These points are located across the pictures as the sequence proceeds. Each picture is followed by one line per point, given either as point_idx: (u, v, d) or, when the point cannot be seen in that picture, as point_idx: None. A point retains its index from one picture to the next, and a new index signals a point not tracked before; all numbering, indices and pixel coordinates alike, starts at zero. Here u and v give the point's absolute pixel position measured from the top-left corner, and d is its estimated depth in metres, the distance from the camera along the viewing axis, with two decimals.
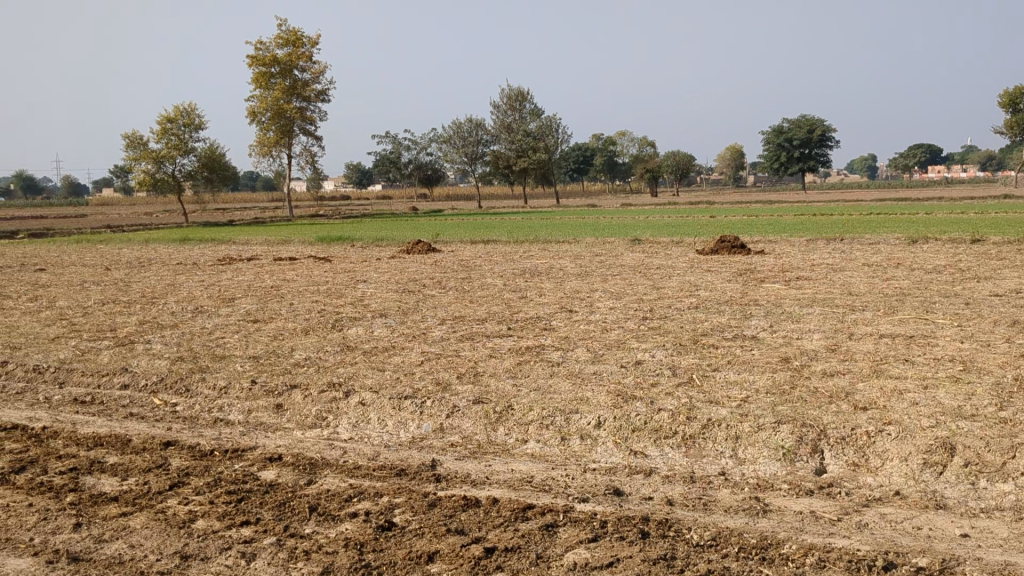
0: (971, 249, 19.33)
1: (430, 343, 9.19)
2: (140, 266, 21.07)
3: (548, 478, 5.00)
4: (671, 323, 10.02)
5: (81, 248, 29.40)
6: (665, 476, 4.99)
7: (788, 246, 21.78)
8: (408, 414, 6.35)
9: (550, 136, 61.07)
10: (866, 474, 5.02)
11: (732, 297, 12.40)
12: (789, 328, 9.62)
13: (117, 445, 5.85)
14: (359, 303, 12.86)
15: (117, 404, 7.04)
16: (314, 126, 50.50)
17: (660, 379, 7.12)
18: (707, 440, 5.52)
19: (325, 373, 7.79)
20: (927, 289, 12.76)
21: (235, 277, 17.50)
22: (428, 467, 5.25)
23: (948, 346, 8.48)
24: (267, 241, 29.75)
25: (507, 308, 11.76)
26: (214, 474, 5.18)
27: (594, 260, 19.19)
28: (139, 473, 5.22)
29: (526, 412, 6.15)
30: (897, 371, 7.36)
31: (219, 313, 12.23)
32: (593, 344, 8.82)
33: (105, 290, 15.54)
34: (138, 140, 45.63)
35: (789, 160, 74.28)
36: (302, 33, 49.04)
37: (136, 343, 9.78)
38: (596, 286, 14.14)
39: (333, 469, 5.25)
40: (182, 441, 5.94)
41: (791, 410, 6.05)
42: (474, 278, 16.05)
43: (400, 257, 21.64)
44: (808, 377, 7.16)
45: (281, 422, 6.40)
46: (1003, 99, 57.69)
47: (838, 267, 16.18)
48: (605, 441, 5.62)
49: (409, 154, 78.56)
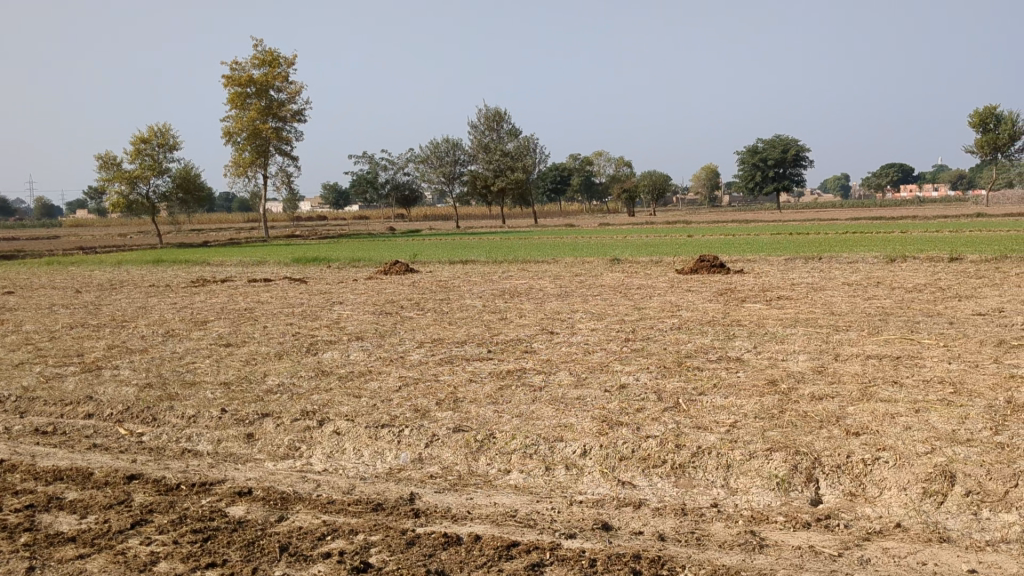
0: (949, 267, 19.28)
1: (408, 368, 8.91)
2: (111, 288, 20.65)
3: (532, 512, 4.75)
4: (654, 345, 9.81)
5: (51, 269, 28.86)
6: (656, 508, 4.76)
7: (766, 266, 21.70)
8: (384, 444, 6.09)
9: (527, 157, 60.42)
10: (865, 505, 4.81)
11: (714, 317, 12.23)
12: (773, 349, 9.44)
13: (77, 479, 5.56)
14: (333, 325, 12.59)
15: (80, 435, 6.73)
16: (290, 146, 50.18)
17: (645, 404, 6.88)
18: (697, 469, 5.30)
19: (299, 400, 7.51)
20: (909, 308, 12.65)
21: (208, 299, 17.17)
22: (406, 500, 5.00)
23: (935, 367, 8.31)
24: (242, 262, 29.35)
25: (486, 330, 11.51)
26: (179, 511, 4.90)
27: (574, 280, 19.05)
28: (99, 510, 4.92)
29: (508, 440, 5.90)
30: (887, 394, 7.16)
31: (190, 337, 11.89)
32: (575, 367, 8.60)
33: (74, 314, 15.15)
34: (112, 160, 45.13)
35: (764, 180, 74.56)
36: (278, 53, 48.80)
37: (103, 369, 9.46)
38: (576, 306, 13.94)
39: (306, 504, 4.98)
40: (147, 474, 5.65)
41: (782, 436, 5.84)
42: (453, 298, 15.84)
43: (377, 277, 21.41)
44: (796, 401, 6.94)
45: (251, 453, 6.13)
46: (974, 118, 58.27)
47: (819, 287, 16.06)
48: (591, 470, 5.39)
49: (387, 174, 78.42)
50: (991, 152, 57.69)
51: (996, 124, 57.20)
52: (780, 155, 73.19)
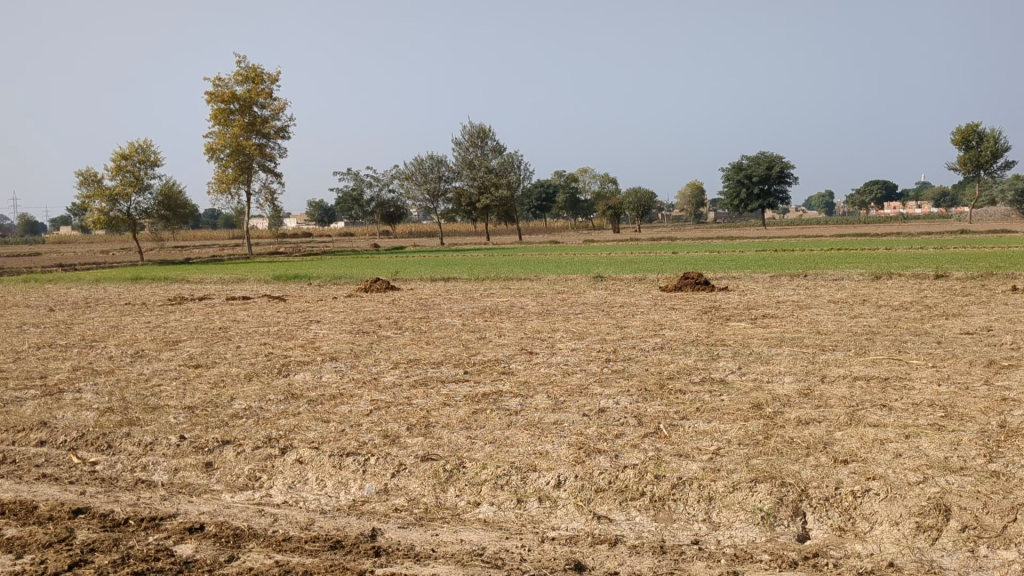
0: (936, 284, 19.11)
1: (380, 390, 8.56)
2: (87, 306, 20.32)
3: (501, 550, 4.45)
4: (634, 366, 9.54)
5: (29, 286, 28.41)
6: (632, 546, 4.46)
7: (750, 283, 21.47)
8: (349, 474, 5.77)
9: (511, 173, 60.55)
10: (855, 541, 4.53)
11: (697, 337, 11.95)
12: (757, 370, 9.17)
13: (20, 513, 5.22)
14: (308, 345, 12.23)
15: (30, 464, 6.37)
16: (273, 162, 49.81)
17: (625, 429, 6.58)
18: (677, 502, 5.00)
19: (264, 425, 7.19)
20: (896, 327, 12.44)
21: (183, 318, 16.83)
22: (367, 537, 4.69)
23: (925, 389, 8.03)
24: (223, 280, 29.00)
25: (464, 351, 11.18)
26: (123, 550, 4.57)
27: (556, 297, 18.82)
28: (36, 549, 4.59)
29: (478, 471, 5.59)
30: (876, 418, 6.88)
31: (160, 357, 11.54)
32: (553, 390, 8.28)
33: (45, 333, 14.76)
34: (92, 177, 44.60)
35: (749, 196, 74.58)
36: (261, 69, 48.49)
37: (65, 392, 9.07)
38: (557, 325, 13.65)
39: (259, 541, 4.66)
40: (95, 508, 5.31)
41: (767, 464, 5.56)
42: (432, 317, 15.53)
43: (356, 295, 21.10)
44: (782, 427, 6.64)
45: (209, 484, 5.79)
46: (956, 136, 58.45)
47: (804, 304, 15.87)
48: (565, 504, 5.08)
49: (372, 191, 78.26)
50: (974, 168, 57.76)
51: (978, 141, 57.33)
52: (764, 171, 73.19)
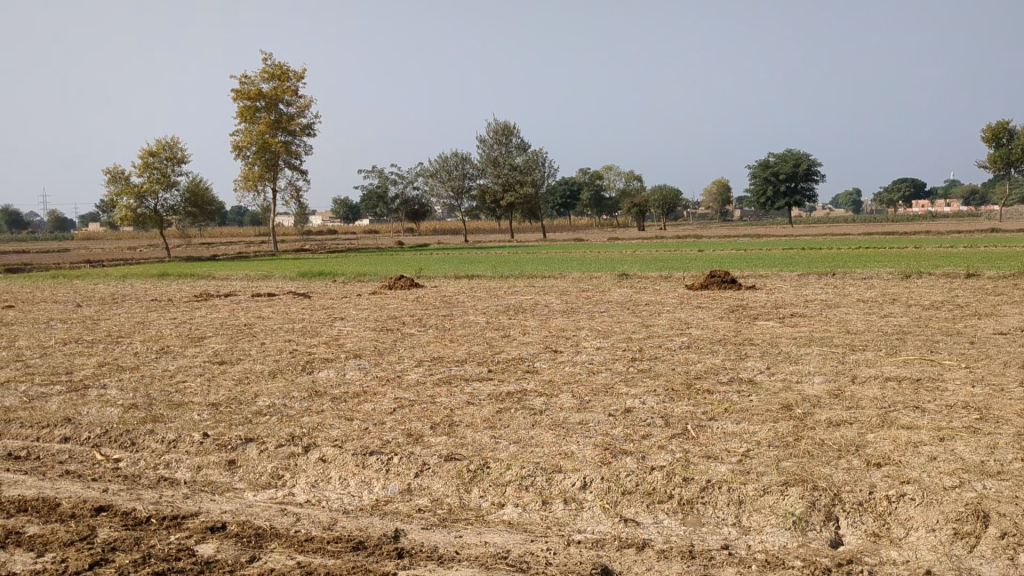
0: (967, 283, 18.84)
1: (405, 389, 8.49)
2: (114, 302, 20.41)
3: (526, 553, 4.36)
4: (661, 365, 9.43)
5: (58, 282, 28.65)
6: (661, 551, 4.36)
7: (778, 281, 21.23)
8: (372, 473, 5.70)
9: (536, 171, 60.32)
10: (890, 548, 4.40)
11: (725, 335, 11.84)
12: (787, 370, 9.04)
13: (42, 510, 5.19)
14: (332, 342, 12.19)
15: (54, 461, 6.36)
16: (299, 159, 49.94)
17: (652, 430, 6.47)
18: (706, 506, 4.90)
19: (288, 423, 7.13)
20: (927, 326, 12.27)
21: (209, 314, 16.88)
22: (390, 538, 4.62)
23: (960, 390, 7.88)
24: (248, 276, 29.11)
25: (488, 349, 11.08)
26: (143, 549, 4.52)
27: (581, 295, 18.75)
28: (58, 548, 4.55)
29: (502, 472, 5.51)
30: (908, 420, 6.73)
31: (185, 354, 11.55)
32: (579, 389, 8.17)
33: (71, 329, 14.81)
34: (120, 174, 44.91)
35: (776, 194, 74.12)
36: (288, 67, 48.61)
37: (90, 388, 9.08)
38: (583, 323, 13.58)
39: (282, 541, 4.61)
40: (116, 506, 5.27)
41: (798, 466, 5.45)
42: (456, 314, 15.48)
43: (381, 292, 21.13)
44: (812, 428, 6.51)
45: (232, 482, 5.74)
46: (987, 133, 57.80)
47: (833, 303, 15.71)
48: (592, 506, 4.99)
49: (397, 189, 78.32)
50: (1004, 166, 57.06)
51: (1009, 139, 56.65)
52: (791, 169, 72.69)
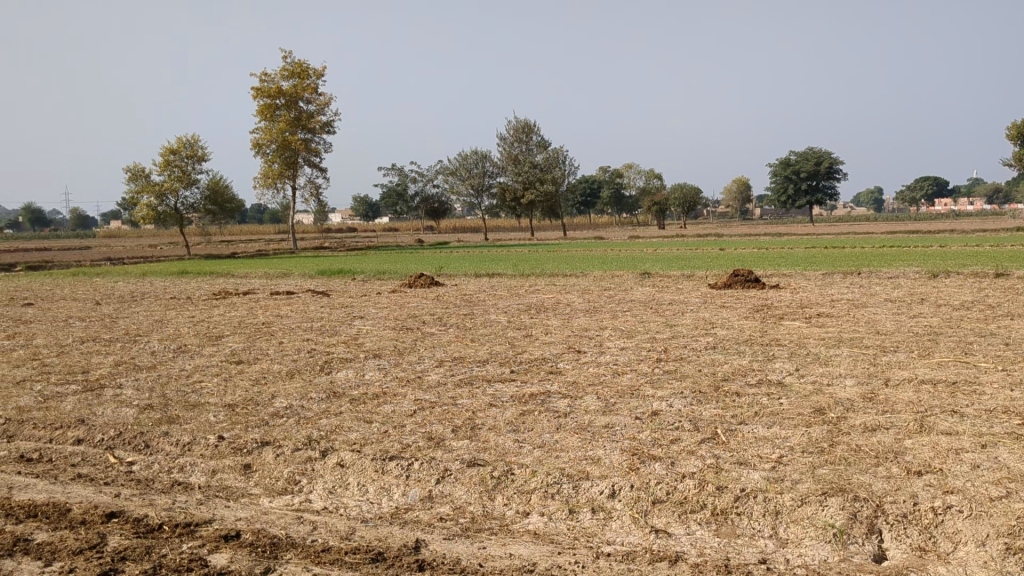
0: (997, 283, 18.47)
1: (426, 390, 8.30)
2: (132, 300, 20.29)
3: (553, 567, 4.15)
4: (688, 366, 9.22)
5: (77, 280, 28.66)
6: (694, 565, 4.14)
7: (804, 280, 20.92)
8: (392, 479, 5.51)
9: (557, 168, 59.73)
10: (939, 563, 4.17)
11: (751, 335, 11.61)
12: (818, 372, 8.78)
13: (52, 516, 5.03)
14: (351, 341, 12.04)
15: (65, 464, 6.19)
16: (319, 158, 49.89)
17: (681, 435, 6.24)
18: (742, 517, 4.67)
19: (305, 426, 6.95)
20: (958, 327, 11.98)
21: (228, 312, 16.79)
22: (410, 550, 4.42)
23: (997, 394, 7.63)
24: (267, 274, 28.99)
25: (510, 349, 10.89)
26: (154, 559, 4.35)
27: (603, 294, 18.50)
28: (66, 557, 4.38)
29: (527, 478, 5.30)
30: (947, 426, 6.48)
31: (203, 353, 11.42)
32: (603, 391, 7.95)
33: (89, 327, 14.71)
34: (140, 172, 45.04)
35: (797, 193, 73.47)
36: (307, 64, 48.52)
37: (105, 388, 8.94)
38: (606, 323, 13.36)
39: (299, 552, 4.42)
40: (128, 513, 5.10)
41: (835, 475, 5.21)
42: (476, 313, 15.31)
43: (400, 291, 20.91)
44: (847, 434, 6.27)
45: (247, 488, 5.56)
46: (1012, 132, 56.86)
47: (860, 302, 15.40)
48: (621, 515, 4.78)
49: (416, 186, 78.19)
50: None
51: None
52: (813, 168, 71.98)
